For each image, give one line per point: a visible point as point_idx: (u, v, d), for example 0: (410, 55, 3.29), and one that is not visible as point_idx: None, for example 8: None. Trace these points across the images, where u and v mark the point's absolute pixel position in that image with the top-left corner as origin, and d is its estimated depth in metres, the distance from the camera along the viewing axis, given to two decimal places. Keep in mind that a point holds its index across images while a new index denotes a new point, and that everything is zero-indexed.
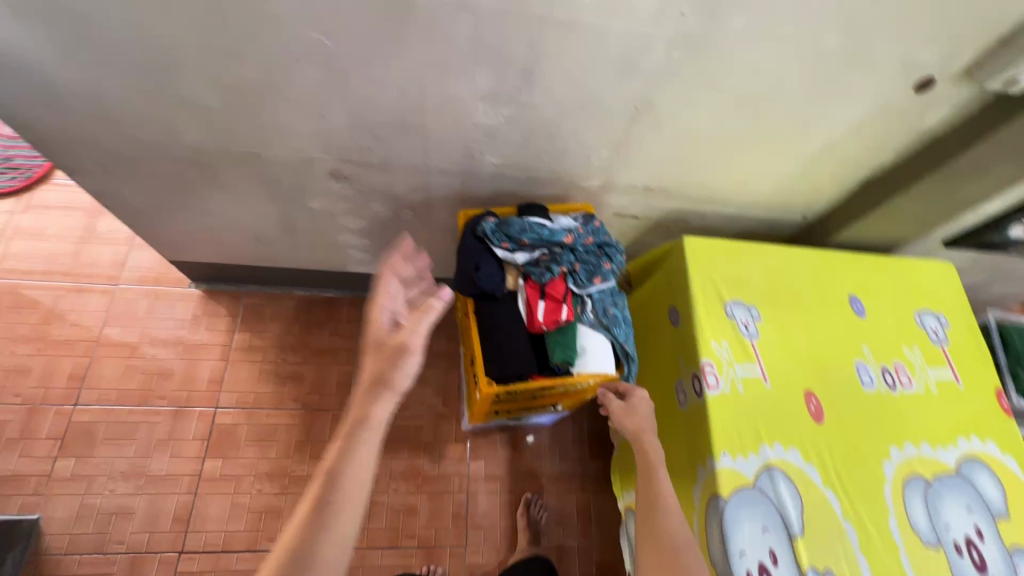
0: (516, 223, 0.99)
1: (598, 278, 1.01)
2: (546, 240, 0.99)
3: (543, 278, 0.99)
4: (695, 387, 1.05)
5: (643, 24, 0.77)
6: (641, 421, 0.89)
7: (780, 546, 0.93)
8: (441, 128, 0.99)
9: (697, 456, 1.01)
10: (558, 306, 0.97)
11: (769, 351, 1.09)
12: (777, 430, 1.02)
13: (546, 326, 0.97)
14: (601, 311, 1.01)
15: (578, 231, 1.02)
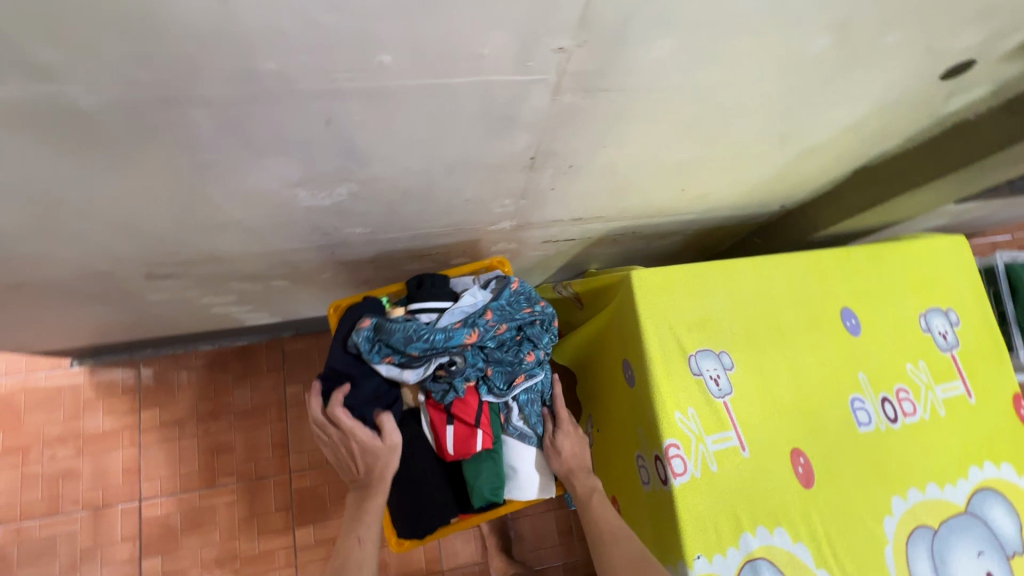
0: (398, 330, 0.73)
1: (521, 377, 0.78)
2: (442, 347, 0.73)
3: (448, 395, 0.76)
4: (660, 473, 0.86)
5: (502, 74, 0.46)
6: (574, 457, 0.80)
7: None
8: (262, 219, 0.69)
9: (668, 552, 0.86)
10: (470, 433, 0.75)
11: (746, 409, 0.89)
12: (761, 509, 0.85)
13: (458, 457, 0.76)
14: (530, 416, 0.80)
15: (486, 320, 0.76)
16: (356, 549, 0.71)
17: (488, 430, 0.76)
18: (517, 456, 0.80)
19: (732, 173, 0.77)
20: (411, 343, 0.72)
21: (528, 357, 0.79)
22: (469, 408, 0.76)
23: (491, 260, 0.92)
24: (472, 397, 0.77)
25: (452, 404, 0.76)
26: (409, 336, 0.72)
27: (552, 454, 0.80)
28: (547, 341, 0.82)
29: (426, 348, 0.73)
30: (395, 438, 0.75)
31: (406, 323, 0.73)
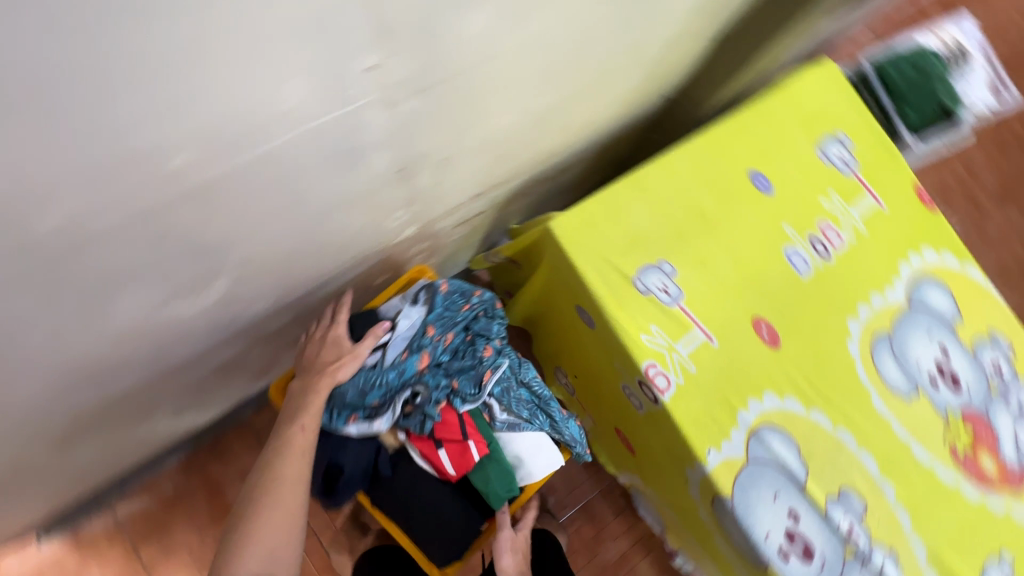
0: (348, 387, 0.79)
1: (488, 373, 0.81)
2: (395, 381, 0.80)
3: (425, 423, 0.80)
4: (647, 395, 0.90)
5: (322, 116, 0.40)
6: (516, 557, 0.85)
7: (795, 501, 0.89)
8: (155, 345, 0.62)
9: (681, 459, 0.91)
10: (461, 449, 0.81)
11: (700, 303, 0.93)
12: (745, 386, 0.91)
13: (458, 473, 0.82)
14: (512, 406, 0.84)
15: (430, 339, 0.81)
16: (298, 434, 0.74)
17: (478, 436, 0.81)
18: (519, 446, 0.84)
19: (602, 94, 0.75)
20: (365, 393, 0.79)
21: (485, 352, 0.82)
22: (451, 426, 0.81)
23: (407, 274, 0.95)
24: (448, 414, 0.81)
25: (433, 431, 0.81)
26: (361, 387, 0.79)
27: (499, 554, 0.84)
28: (497, 327, 0.84)
29: (381, 391, 0.79)
30: (364, 348, 0.79)
31: (354, 378, 0.79)
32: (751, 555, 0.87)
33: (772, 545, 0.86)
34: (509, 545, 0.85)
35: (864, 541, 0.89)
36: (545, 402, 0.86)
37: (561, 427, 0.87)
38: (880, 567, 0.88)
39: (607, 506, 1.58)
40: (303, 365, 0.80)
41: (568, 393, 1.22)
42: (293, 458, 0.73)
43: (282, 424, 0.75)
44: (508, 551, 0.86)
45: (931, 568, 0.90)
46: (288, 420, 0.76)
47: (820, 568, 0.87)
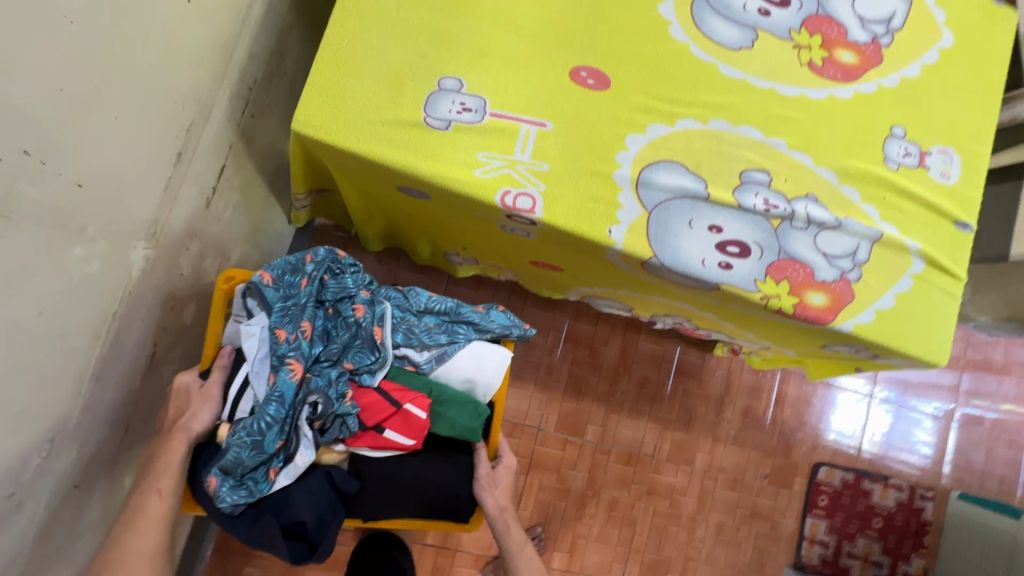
0: (238, 452, 0.77)
1: (375, 331, 0.87)
2: (285, 405, 0.80)
3: (351, 419, 0.84)
4: (523, 224, 0.79)
5: None
6: (497, 488, 0.92)
7: (710, 214, 0.84)
8: None
9: (595, 254, 0.84)
10: (404, 419, 0.85)
11: (508, 95, 0.77)
12: (605, 145, 0.80)
13: (419, 438, 0.86)
14: (420, 341, 0.91)
15: (292, 342, 0.83)
16: (152, 500, 0.70)
17: (414, 395, 0.86)
18: (459, 372, 0.93)
19: None
20: (261, 444, 0.78)
21: (356, 315, 0.88)
22: (381, 404, 0.85)
23: (218, 286, 0.84)
24: (369, 395, 0.85)
25: (370, 420, 0.85)
26: (254, 440, 0.77)
27: (483, 489, 0.90)
28: (349, 286, 0.90)
29: (276, 425, 0.79)
30: (214, 385, 0.82)
31: (237, 440, 0.77)
32: (703, 288, 0.85)
33: (713, 267, 0.83)
34: (488, 480, 0.91)
35: (782, 203, 0.87)
36: (453, 316, 0.94)
37: (484, 323, 0.95)
38: (806, 214, 0.87)
39: (583, 323, 1.59)
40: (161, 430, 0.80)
41: (475, 263, 1.16)
42: (147, 529, 0.69)
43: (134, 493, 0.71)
44: (488, 487, 0.91)
45: (845, 183, 0.90)
46: (142, 487, 0.72)
47: (760, 253, 0.86)
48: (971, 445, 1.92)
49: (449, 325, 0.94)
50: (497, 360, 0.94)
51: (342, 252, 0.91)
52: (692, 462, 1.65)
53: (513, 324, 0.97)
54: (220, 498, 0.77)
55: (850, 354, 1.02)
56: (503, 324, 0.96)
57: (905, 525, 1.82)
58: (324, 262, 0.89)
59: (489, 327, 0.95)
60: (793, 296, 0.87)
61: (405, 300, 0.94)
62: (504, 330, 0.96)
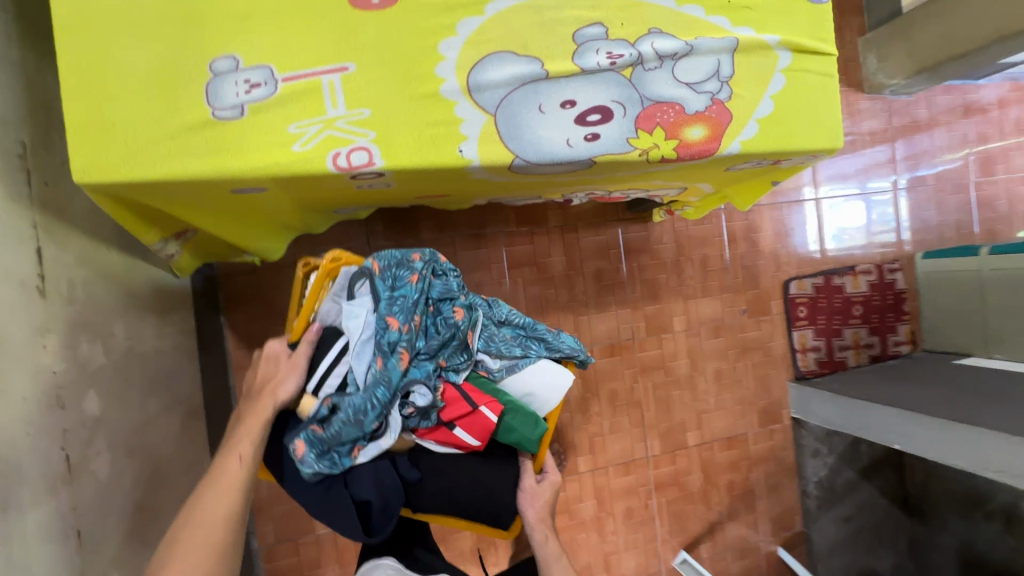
0: (341, 426, 0.74)
1: (474, 333, 0.81)
2: (391, 391, 0.75)
3: (433, 414, 0.79)
4: (374, 178, 0.75)
5: None
6: (537, 507, 0.88)
7: (560, 90, 0.79)
8: None
9: (461, 178, 0.80)
10: (482, 419, 0.80)
11: (294, 53, 0.69)
12: (419, 63, 0.73)
13: (484, 440, 0.81)
14: (498, 350, 0.85)
15: (405, 330, 0.76)
16: (233, 462, 0.69)
17: (490, 399, 0.80)
18: (523, 383, 0.86)
19: None
20: (363, 423, 0.74)
21: (457, 317, 0.81)
22: (460, 403, 0.80)
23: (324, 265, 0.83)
24: (452, 391, 0.80)
25: (447, 415, 0.80)
26: (358, 417, 0.74)
27: (523, 501, 0.87)
28: (452, 286, 0.83)
29: (379, 409, 0.75)
30: (305, 357, 0.79)
31: (346, 414, 0.74)
32: (581, 167, 0.82)
33: (581, 143, 0.79)
34: (529, 494, 0.87)
35: (626, 51, 0.81)
36: (529, 331, 0.89)
37: (556, 343, 0.89)
38: (654, 52, 0.82)
39: (520, 245, 1.56)
40: (247, 394, 0.78)
41: (368, 208, 1.10)
42: (229, 488, 0.68)
43: (220, 452, 0.71)
44: (529, 503, 0.87)
45: (684, 3, 0.84)
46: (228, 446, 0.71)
47: (624, 110, 0.81)
48: (921, 206, 1.97)
49: (524, 339, 0.89)
50: (560, 377, 0.87)
51: (444, 257, 0.85)
52: (671, 328, 1.69)
53: (577, 349, 0.91)
54: (305, 462, 0.75)
55: (757, 169, 1.00)
56: (571, 346, 0.90)
57: (883, 301, 1.90)
58: (430, 263, 0.82)
59: (559, 348, 0.89)
60: (671, 139, 0.83)
61: (490, 309, 0.89)
62: (572, 351, 0.90)
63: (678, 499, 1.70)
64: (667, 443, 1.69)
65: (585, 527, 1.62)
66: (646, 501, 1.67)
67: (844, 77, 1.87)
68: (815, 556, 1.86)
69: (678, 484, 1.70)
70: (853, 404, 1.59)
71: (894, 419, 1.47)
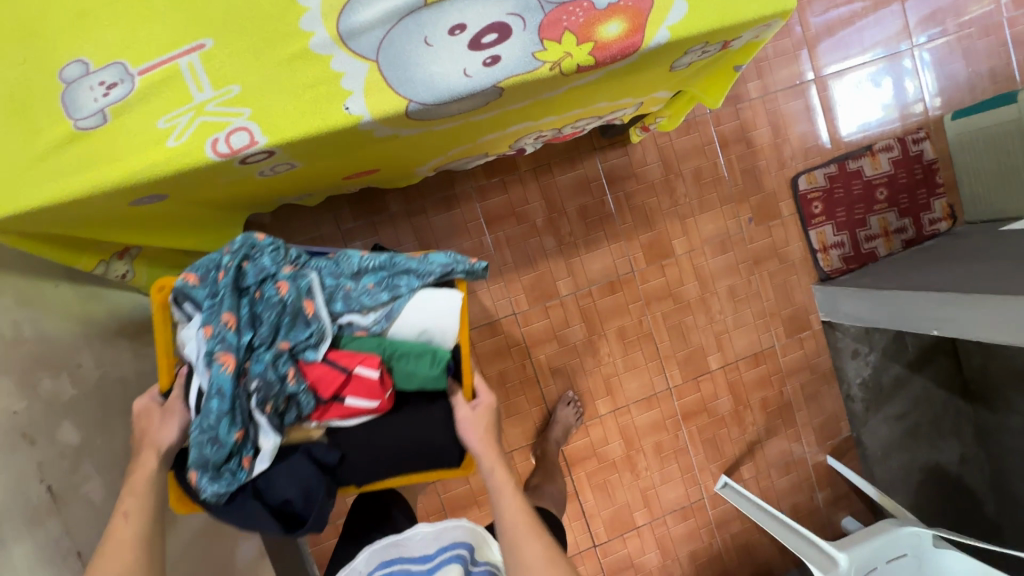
0: (199, 449, 0.71)
1: (307, 302, 0.76)
2: (227, 397, 0.71)
3: (303, 396, 0.76)
4: (266, 159, 0.70)
5: None
6: (477, 428, 0.82)
7: (445, 14, 0.69)
8: None
9: (362, 139, 0.74)
10: (354, 380, 0.76)
11: (144, 41, 0.64)
12: (279, 20, 0.66)
13: (380, 397, 0.77)
14: (361, 304, 0.78)
15: (219, 331, 0.71)
16: (124, 515, 0.70)
17: (363, 356, 0.75)
18: (411, 324, 0.79)
19: None
20: (217, 437, 0.71)
21: (281, 293, 0.74)
22: (330, 374, 0.75)
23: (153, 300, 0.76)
24: (316, 368, 0.76)
25: (325, 391, 0.76)
26: (210, 435, 0.71)
27: (462, 428, 0.82)
28: (268, 264, 0.75)
29: (226, 419, 0.71)
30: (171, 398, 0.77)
31: (194, 437, 0.71)
32: (490, 97, 0.74)
33: (480, 71, 0.71)
34: (466, 419, 0.82)
35: None
36: (390, 269, 0.80)
37: (424, 268, 0.80)
38: None
39: (494, 198, 1.49)
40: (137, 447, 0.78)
41: (312, 195, 1.06)
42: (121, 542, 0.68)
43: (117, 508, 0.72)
44: (468, 427, 0.82)
45: None
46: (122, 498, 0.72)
47: (523, 23, 0.71)
48: (945, 60, 1.72)
49: (390, 279, 0.80)
50: (450, 298, 0.80)
51: (261, 234, 0.77)
52: (673, 253, 1.59)
53: (456, 261, 0.82)
54: (201, 491, 0.74)
55: (704, 60, 0.89)
56: (444, 263, 0.81)
57: (911, 177, 1.71)
58: (241, 251, 0.75)
59: (430, 271, 0.80)
60: (585, 44, 0.73)
61: (338, 266, 0.80)
62: (444, 270, 0.81)
63: (709, 425, 1.65)
64: (688, 371, 1.62)
65: (617, 467, 1.60)
66: (675, 432, 1.63)
67: None
68: (869, 460, 1.76)
69: (707, 410, 1.65)
70: (883, 295, 1.45)
71: (927, 305, 1.32)
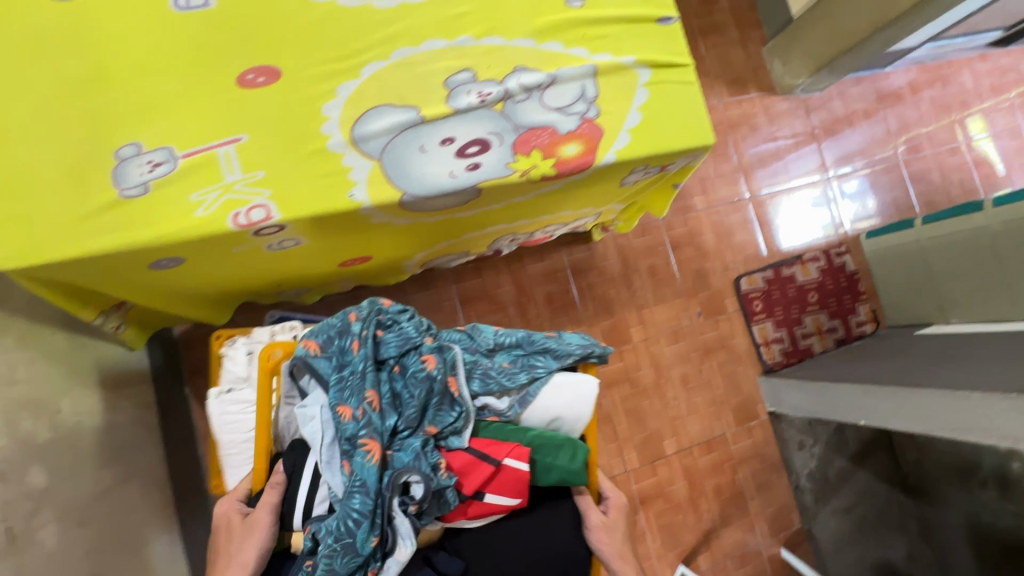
0: (331, 561, 0.73)
1: (450, 379, 0.86)
2: (371, 494, 0.75)
3: (451, 492, 0.80)
4: (277, 233, 0.82)
5: None
6: (609, 539, 0.91)
7: (439, 131, 0.87)
8: None
9: (360, 223, 0.87)
10: (491, 478, 0.83)
11: (190, 133, 0.79)
12: (305, 126, 0.83)
13: (519, 496, 0.83)
14: (499, 384, 0.91)
15: (363, 420, 0.78)
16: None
17: (512, 446, 0.84)
18: (547, 412, 0.92)
19: None
20: (356, 546, 0.73)
21: (427, 368, 0.84)
22: (480, 465, 0.82)
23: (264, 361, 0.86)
24: (460, 458, 0.83)
25: (469, 486, 0.82)
26: (348, 543, 0.73)
27: (596, 536, 0.91)
28: (408, 341, 0.87)
29: (366, 521, 0.74)
30: (263, 510, 0.81)
31: (333, 543, 0.73)
32: (470, 195, 0.89)
33: (463, 174, 0.87)
34: (600, 527, 0.91)
35: (494, 88, 0.90)
36: (527, 349, 0.95)
37: (560, 350, 0.95)
38: (520, 86, 0.91)
39: (470, 281, 1.64)
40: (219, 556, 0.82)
41: (310, 289, 1.17)
42: None
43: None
44: (601, 534, 0.91)
45: (545, 41, 0.95)
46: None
47: (501, 140, 0.90)
48: (857, 191, 2.05)
49: (526, 359, 0.94)
50: (582, 389, 0.93)
51: (386, 302, 0.90)
52: (630, 339, 1.73)
53: (590, 345, 0.97)
54: None
55: (647, 180, 1.08)
56: (582, 345, 0.96)
57: (837, 285, 1.95)
58: (371, 318, 0.86)
59: (568, 352, 0.95)
60: (549, 158, 0.91)
61: (473, 341, 0.96)
62: (580, 352, 0.95)
63: (666, 511, 1.68)
64: (645, 454, 1.69)
65: None
66: (633, 517, 1.65)
67: (756, 84, 2.00)
68: (822, 554, 1.80)
69: (664, 495, 1.69)
70: (816, 387, 1.59)
71: (852, 395, 1.46)
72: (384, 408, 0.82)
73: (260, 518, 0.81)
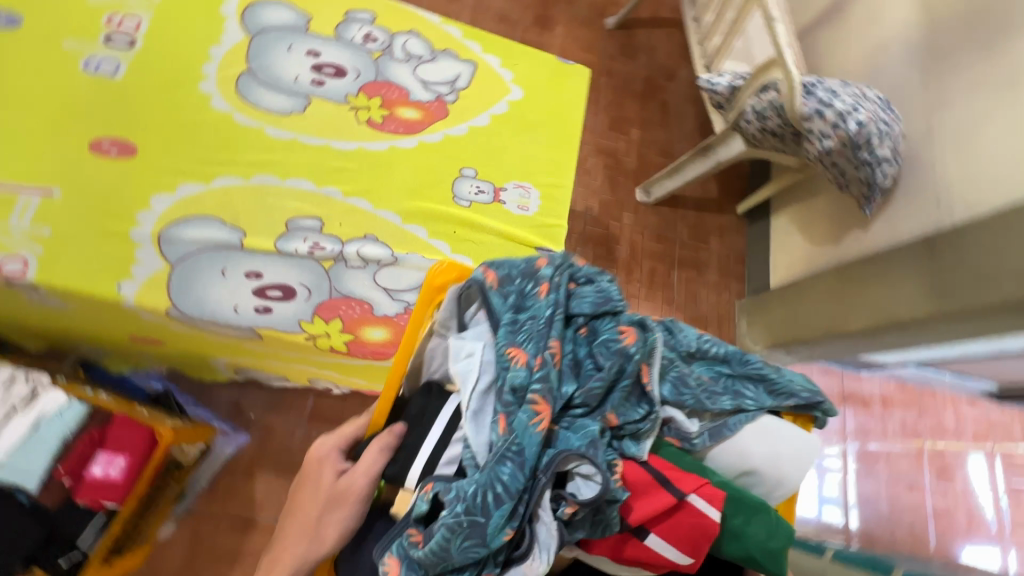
0: (450, 539, 0.50)
1: (645, 368, 0.61)
2: (524, 471, 0.52)
3: (614, 513, 0.54)
4: (33, 289, 0.78)
5: None
6: None
7: (250, 262, 0.85)
8: None
9: (129, 314, 0.82)
10: (671, 512, 0.56)
11: (7, 168, 0.80)
12: (124, 206, 0.82)
13: (695, 560, 0.55)
14: (698, 399, 0.62)
15: (547, 370, 0.56)
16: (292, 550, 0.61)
17: (701, 481, 0.56)
18: (744, 456, 0.62)
19: None
20: (483, 533, 0.50)
21: (624, 342, 0.60)
22: (659, 493, 0.56)
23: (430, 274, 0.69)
24: (635, 470, 0.57)
25: (636, 514, 0.55)
26: (475, 529, 0.50)
27: None
28: (612, 300, 0.64)
29: (507, 503, 0.51)
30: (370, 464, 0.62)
31: (460, 517, 0.50)
32: (250, 334, 0.84)
33: (248, 312, 0.82)
34: None
35: (332, 245, 0.88)
36: (735, 369, 0.66)
37: (781, 386, 0.65)
38: (358, 254, 0.89)
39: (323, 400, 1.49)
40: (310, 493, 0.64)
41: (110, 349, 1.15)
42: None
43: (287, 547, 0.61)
44: None
45: (409, 222, 0.94)
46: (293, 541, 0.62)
47: (309, 295, 0.86)
48: None
49: (730, 382, 0.66)
50: (802, 441, 0.63)
51: (580, 261, 0.67)
52: None
53: (819, 393, 0.66)
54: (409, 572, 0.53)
55: None
56: (806, 388, 0.65)
57: None
58: (566, 268, 0.65)
59: (791, 394, 0.65)
60: (346, 333, 0.86)
61: (672, 338, 0.68)
62: (808, 400, 0.65)
63: None
64: None
65: None
66: None
67: (718, 332, 1.93)
68: None
69: None
70: None
71: None
72: (562, 370, 0.59)
73: (352, 488, 0.61)
